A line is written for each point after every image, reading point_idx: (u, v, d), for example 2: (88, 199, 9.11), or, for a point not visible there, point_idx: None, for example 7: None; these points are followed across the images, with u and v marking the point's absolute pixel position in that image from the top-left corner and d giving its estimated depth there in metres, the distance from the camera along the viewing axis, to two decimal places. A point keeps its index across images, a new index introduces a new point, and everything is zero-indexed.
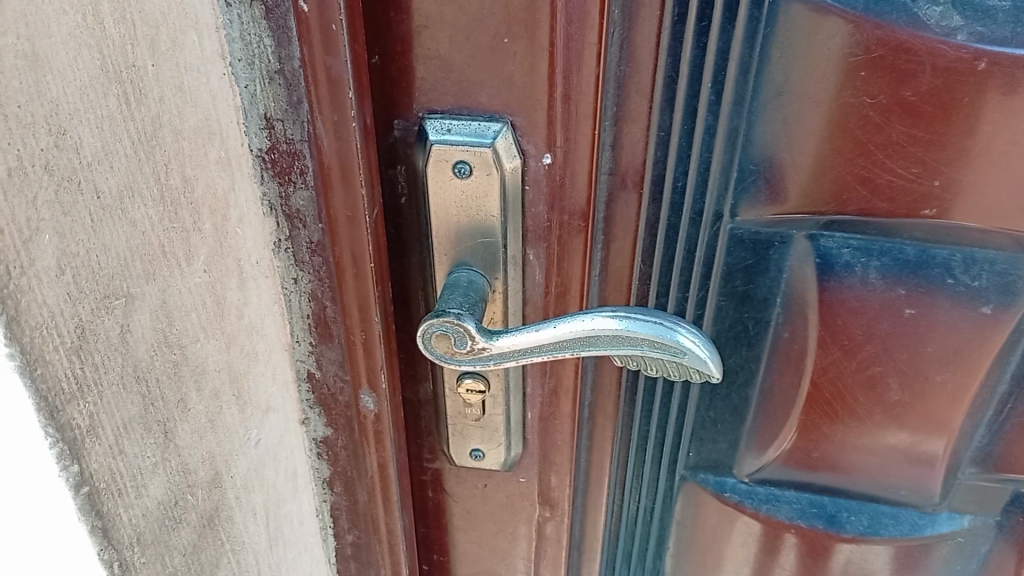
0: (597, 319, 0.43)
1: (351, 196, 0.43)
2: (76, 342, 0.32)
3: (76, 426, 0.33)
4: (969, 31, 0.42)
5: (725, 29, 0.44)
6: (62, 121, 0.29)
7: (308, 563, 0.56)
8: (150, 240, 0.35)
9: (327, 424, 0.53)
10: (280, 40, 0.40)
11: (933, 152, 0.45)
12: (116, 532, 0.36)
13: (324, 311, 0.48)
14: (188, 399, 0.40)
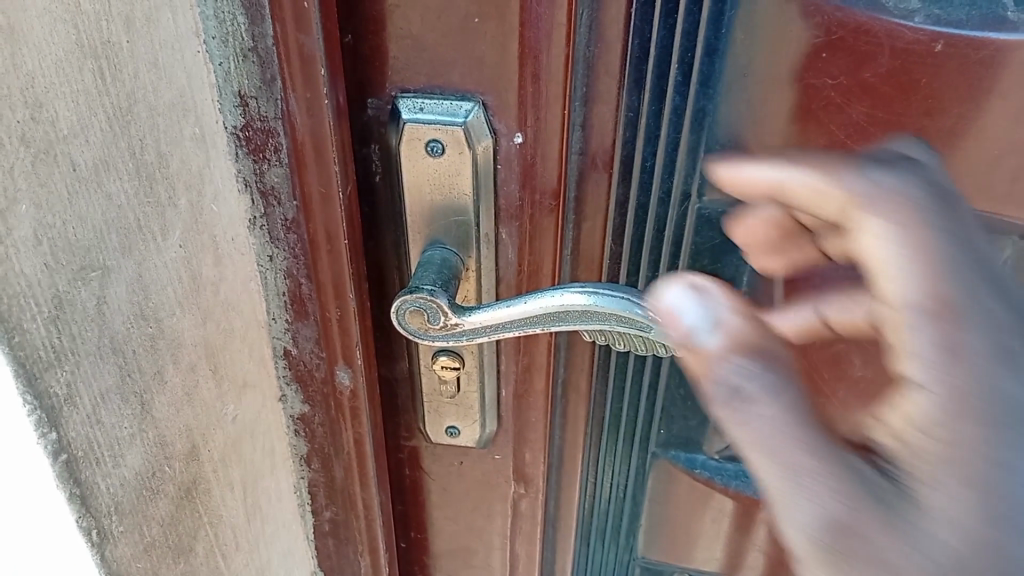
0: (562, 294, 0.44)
1: (324, 171, 0.43)
2: (52, 311, 0.32)
3: (53, 394, 0.33)
4: (926, 14, 0.43)
5: (691, 11, 0.44)
6: (38, 93, 0.30)
7: (286, 540, 0.57)
8: (126, 214, 0.36)
9: (304, 401, 0.54)
10: (254, 17, 0.40)
11: (893, 132, 0.46)
12: (95, 501, 0.37)
13: (299, 288, 0.49)
14: (164, 371, 0.41)
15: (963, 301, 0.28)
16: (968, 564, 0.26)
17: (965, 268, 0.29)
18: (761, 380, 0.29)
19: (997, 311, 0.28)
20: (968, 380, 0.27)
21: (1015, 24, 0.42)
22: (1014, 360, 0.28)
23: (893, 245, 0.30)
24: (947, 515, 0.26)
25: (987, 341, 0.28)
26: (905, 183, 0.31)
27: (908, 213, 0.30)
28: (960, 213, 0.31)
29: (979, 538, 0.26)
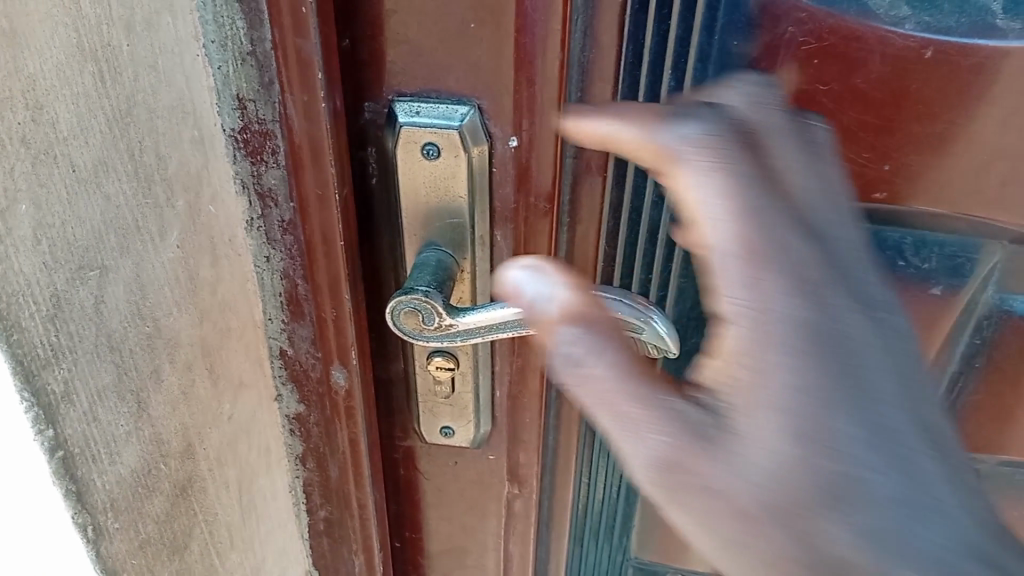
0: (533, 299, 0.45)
1: (321, 176, 0.44)
2: (52, 310, 0.33)
3: (51, 392, 0.34)
4: (916, 21, 0.43)
5: (684, 17, 0.44)
6: (39, 96, 0.31)
7: (281, 539, 0.57)
8: (125, 215, 0.37)
9: (299, 401, 0.54)
10: (252, 22, 0.41)
11: (883, 137, 0.47)
12: (90, 497, 0.37)
13: (296, 289, 0.49)
14: (160, 370, 0.41)
15: (758, 236, 0.29)
16: (792, 491, 0.27)
17: (773, 205, 0.29)
18: (589, 342, 0.30)
19: (798, 249, 0.29)
20: (768, 305, 0.28)
21: (1004, 31, 0.43)
22: (813, 288, 0.28)
23: (707, 180, 0.29)
24: (767, 446, 0.27)
25: (788, 274, 0.28)
26: (710, 130, 0.30)
27: (715, 145, 0.30)
28: (776, 141, 0.31)
29: (806, 466, 0.27)
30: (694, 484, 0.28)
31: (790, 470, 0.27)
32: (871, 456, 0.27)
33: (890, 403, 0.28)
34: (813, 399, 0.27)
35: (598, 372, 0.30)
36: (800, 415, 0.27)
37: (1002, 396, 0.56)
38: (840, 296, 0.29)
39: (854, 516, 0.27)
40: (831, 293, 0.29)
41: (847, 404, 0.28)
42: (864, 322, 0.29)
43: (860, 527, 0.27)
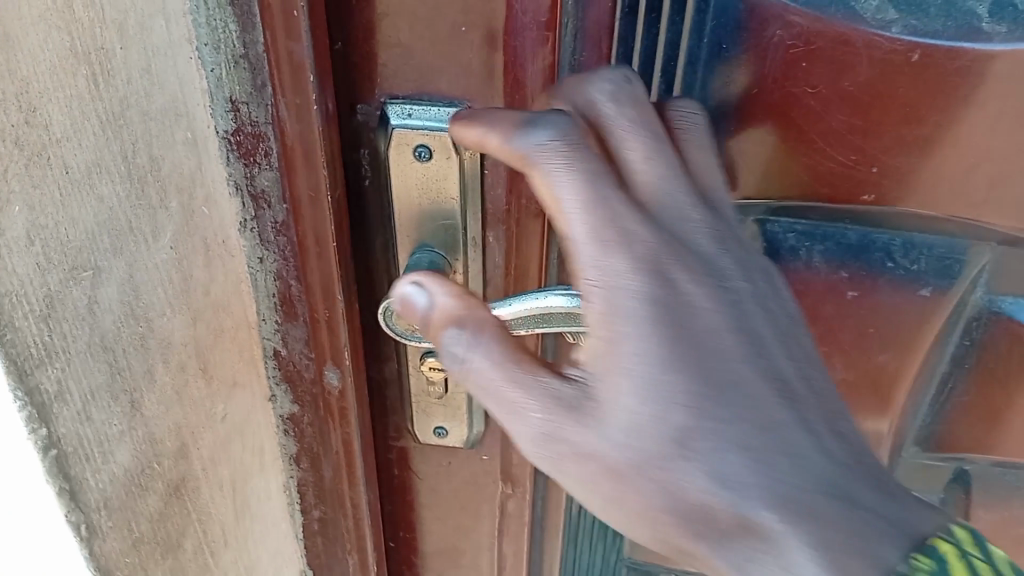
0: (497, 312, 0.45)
1: (313, 176, 0.44)
2: (45, 311, 0.33)
3: (44, 391, 0.34)
4: (904, 24, 0.44)
5: (674, 20, 0.45)
6: (32, 99, 0.31)
7: (275, 539, 0.58)
8: (118, 216, 0.37)
9: (293, 401, 0.55)
10: (244, 25, 0.41)
11: (871, 140, 0.47)
12: (84, 495, 0.38)
13: (289, 290, 0.49)
14: (154, 370, 0.41)
15: (608, 227, 0.36)
16: (653, 445, 0.35)
17: (620, 206, 0.36)
18: (479, 345, 0.37)
19: (643, 236, 0.36)
20: (618, 284, 0.36)
21: (989, 35, 0.43)
22: (655, 266, 0.36)
23: (567, 188, 0.36)
24: (623, 407, 0.35)
25: (635, 259, 0.36)
26: (562, 136, 0.36)
27: (572, 151, 0.36)
28: (622, 143, 0.38)
29: (658, 419, 0.35)
30: (569, 446, 0.37)
31: (643, 420, 0.35)
32: (717, 400, 0.35)
33: (733, 354, 0.36)
34: (659, 364, 0.35)
35: (483, 365, 0.37)
36: (649, 373, 0.35)
37: (992, 397, 0.56)
38: (680, 269, 0.37)
39: (702, 457, 0.35)
40: (672, 269, 0.36)
41: (685, 362, 0.35)
42: (706, 285, 0.37)
43: (710, 467, 0.35)
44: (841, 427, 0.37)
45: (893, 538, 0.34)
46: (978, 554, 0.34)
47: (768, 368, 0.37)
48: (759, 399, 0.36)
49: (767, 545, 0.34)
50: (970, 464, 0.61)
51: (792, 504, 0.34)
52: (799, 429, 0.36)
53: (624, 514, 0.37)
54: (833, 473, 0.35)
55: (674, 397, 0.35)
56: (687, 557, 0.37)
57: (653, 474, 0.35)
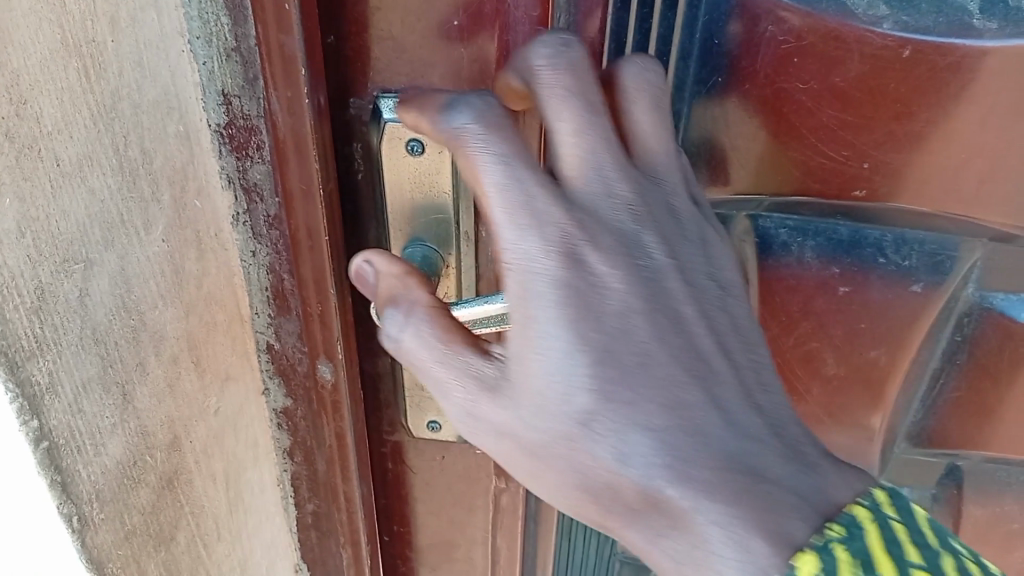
0: (457, 312, 0.45)
1: (305, 169, 0.45)
2: (35, 303, 0.33)
3: (35, 382, 0.34)
4: (895, 20, 0.44)
5: (665, 16, 0.46)
6: (22, 91, 0.31)
7: (269, 532, 0.58)
8: (109, 208, 0.37)
9: (287, 395, 0.55)
10: (236, 18, 0.41)
11: (862, 135, 0.48)
12: (75, 487, 0.38)
13: (282, 284, 0.49)
14: (146, 363, 0.42)
15: (524, 210, 0.38)
16: (559, 421, 0.38)
17: (536, 187, 0.38)
18: (410, 324, 0.41)
19: (556, 217, 0.38)
20: (532, 263, 0.38)
21: (980, 31, 0.43)
22: (567, 248, 0.38)
23: (488, 171, 0.38)
24: (535, 386, 0.38)
25: (548, 240, 0.38)
26: (483, 117, 0.38)
27: (492, 137, 0.38)
28: (555, 113, 0.38)
29: (564, 399, 0.38)
30: (493, 421, 0.40)
31: (551, 399, 0.38)
32: (625, 380, 0.38)
33: (644, 334, 0.38)
34: (569, 345, 0.38)
35: (411, 343, 0.41)
36: (556, 354, 0.38)
37: (984, 394, 0.56)
38: (596, 251, 0.38)
39: (604, 437, 0.37)
40: (585, 249, 0.38)
41: (590, 343, 0.38)
42: (622, 263, 0.39)
43: (614, 450, 0.37)
44: (758, 397, 0.40)
45: (806, 513, 0.35)
46: (891, 516, 0.36)
47: (684, 344, 0.39)
48: (670, 379, 0.38)
49: (670, 520, 0.37)
50: (962, 460, 0.61)
51: (696, 483, 0.36)
52: (709, 408, 0.38)
53: (547, 485, 0.40)
54: (745, 450, 0.37)
55: (579, 380, 0.37)
56: (608, 528, 0.40)
57: (565, 450, 0.38)
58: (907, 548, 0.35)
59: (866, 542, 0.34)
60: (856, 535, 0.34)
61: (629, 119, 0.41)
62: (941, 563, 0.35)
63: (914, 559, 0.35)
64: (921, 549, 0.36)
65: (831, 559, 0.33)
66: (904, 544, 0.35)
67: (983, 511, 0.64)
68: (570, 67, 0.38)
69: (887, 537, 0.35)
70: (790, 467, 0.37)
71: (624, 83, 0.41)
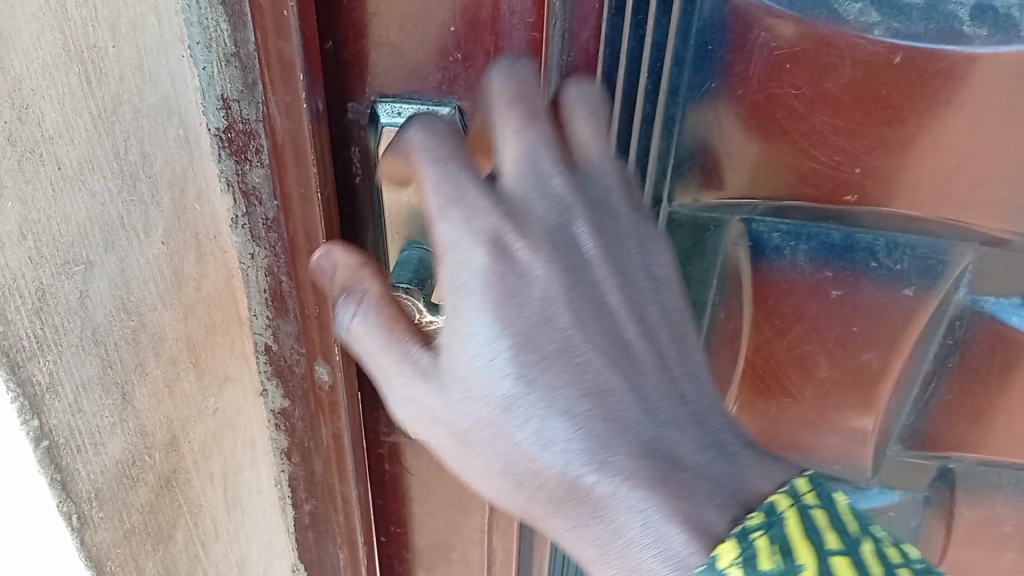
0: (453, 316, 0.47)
1: (303, 175, 0.45)
2: (36, 304, 0.34)
3: (36, 382, 0.35)
4: (886, 27, 0.44)
5: (660, 22, 0.45)
6: (24, 96, 0.32)
7: (266, 532, 0.59)
8: (109, 211, 0.38)
9: (285, 396, 0.55)
10: (236, 24, 0.41)
11: (854, 140, 0.48)
12: (75, 486, 0.38)
13: (280, 286, 0.50)
14: (145, 364, 0.42)
15: (457, 207, 0.38)
16: (482, 408, 0.38)
17: (467, 181, 0.38)
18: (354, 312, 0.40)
19: (484, 209, 0.38)
20: (460, 254, 0.38)
21: (970, 37, 0.44)
22: (494, 236, 0.38)
23: (425, 167, 0.39)
24: (461, 371, 0.38)
25: (476, 230, 0.38)
26: (429, 128, 0.39)
27: (436, 140, 0.39)
28: (500, 116, 0.39)
29: (490, 385, 0.38)
30: (420, 408, 0.40)
31: (479, 386, 0.38)
32: (546, 369, 0.38)
33: (566, 320, 0.39)
34: (493, 333, 0.38)
35: (360, 336, 0.40)
36: (482, 342, 0.38)
37: (976, 397, 0.57)
38: (521, 239, 0.38)
39: (529, 425, 0.38)
40: (511, 239, 0.38)
41: (514, 331, 0.38)
42: (549, 253, 0.39)
43: (537, 437, 0.38)
44: (678, 388, 0.40)
45: (725, 501, 0.36)
46: (812, 505, 0.36)
47: (605, 331, 0.39)
48: (588, 365, 0.38)
49: (591, 511, 0.37)
50: (954, 462, 0.62)
51: (613, 472, 0.37)
52: (631, 398, 0.38)
53: (471, 476, 0.40)
54: (662, 437, 0.38)
55: (505, 368, 0.38)
56: (530, 518, 0.40)
57: (490, 438, 0.38)
58: (830, 534, 0.35)
59: (783, 528, 0.34)
60: (773, 522, 0.35)
61: (569, 129, 0.42)
62: (866, 548, 0.35)
63: (838, 544, 0.34)
64: (846, 534, 0.35)
65: (748, 546, 0.34)
66: (825, 531, 0.35)
67: (974, 514, 0.65)
68: (517, 79, 0.39)
69: (807, 524, 0.35)
70: (707, 456, 0.38)
71: (567, 102, 0.42)
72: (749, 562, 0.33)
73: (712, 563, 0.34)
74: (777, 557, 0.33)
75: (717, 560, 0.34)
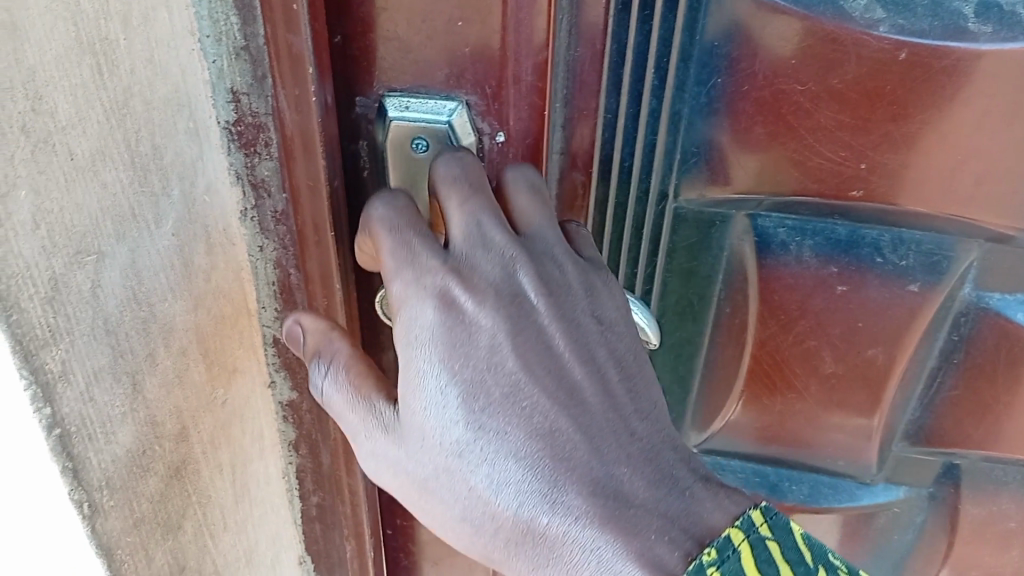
0: None
1: (313, 166, 0.45)
2: (49, 293, 0.34)
3: (48, 370, 0.35)
4: (891, 23, 0.45)
5: (666, 19, 0.46)
6: (38, 86, 0.32)
7: (274, 523, 0.59)
8: (121, 202, 0.38)
9: (292, 388, 0.56)
10: (246, 18, 0.42)
11: (859, 136, 0.48)
12: (87, 474, 0.39)
13: (288, 278, 0.51)
14: (155, 354, 0.42)
15: (409, 266, 0.42)
16: (438, 454, 0.41)
17: (420, 247, 0.42)
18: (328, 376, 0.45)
19: (435, 275, 0.42)
20: (413, 314, 0.42)
21: (975, 35, 0.44)
22: (443, 293, 0.41)
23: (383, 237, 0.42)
24: (417, 421, 0.42)
25: (426, 292, 0.41)
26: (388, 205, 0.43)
27: (391, 213, 0.42)
28: (446, 193, 0.42)
29: (442, 432, 0.41)
30: (388, 459, 0.43)
31: (436, 435, 0.41)
32: (494, 412, 0.41)
33: (513, 364, 0.41)
34: (445, 380, 0.41)
35: (333, 398, 0.45)
36: (437, 392, 0.41)
37: (981, 393, 0.57)
38: (468, 293, 0.41)
39: (482, 470, 0.41)
40: (458, 295, 0.41)
41: (464, 378, 0.41)
42: (498, 304, 0.42)
43: (490, 481, 0.40)
44: (627, 426, 0.42)
45: (677, 539, 0.39)
46: (766, 536, 0.40)
47: (553, 373, 0.42)
48: (537, 407, 0.41)
49: (549, 552, 0.40)
50: (960, 458, 0.62)
51: (564, 512, 0.40)
52: (581, 437, 0.41)
53: (440, 525, 0.43)
54: (614, 474, 0.40)
55: (457, 416, 0.41)
56: (495, 565, 0.43)
57: (449, 487, 0.42)
58: (783, 566, 0.39)
59: (737, 562, 0.38)
60: (728, 556, 0.38)
61: (512, 205, 0.44)
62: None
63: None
64: (796, 563, 0.39)
65: None
66: (779, 563, 0.39)
67: (979, 511, 0.65)
68: (460, 164, 0.42)
69: (761, 557, 0.39)
70: (663, 492, 0.40)
71: (506, 183, 0.44)
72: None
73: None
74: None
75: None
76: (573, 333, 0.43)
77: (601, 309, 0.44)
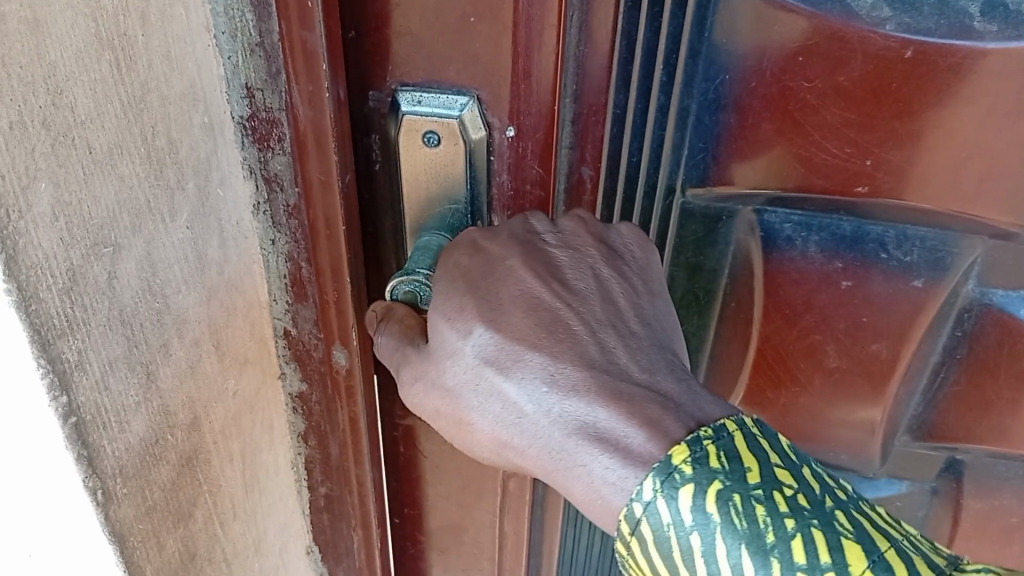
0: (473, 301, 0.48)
1: (325, 161, 0.46)
2: (67, 283, 0.35)
3: (65, 360, 0.36)
4: (897, 22, 0.45)
5: (676, 15, 0.47)
6: (59, 82, 0.33)
7: (283, 514, 0.60)
8: (137, 195, 0.39)
9: (302, 379, 0.57)
10: (260, 15, 0.43)
11: (865, 133, 0.49)
12: (100, 462, 0.39)
13: (300, 271, 0.51)
14: (169, 345, 0.43)
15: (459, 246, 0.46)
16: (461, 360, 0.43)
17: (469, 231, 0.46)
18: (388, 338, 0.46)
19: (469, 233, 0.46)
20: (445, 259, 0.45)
21: (981, 33, 0.45)
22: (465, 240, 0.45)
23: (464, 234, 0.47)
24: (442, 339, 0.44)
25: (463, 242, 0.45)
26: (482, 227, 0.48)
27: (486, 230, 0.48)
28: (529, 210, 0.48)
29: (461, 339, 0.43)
30: (427, 395, 0.45)
31: (453, 338, 0.43)
32: (505, 308, 0.43)
33: (527, 281, 0.44)
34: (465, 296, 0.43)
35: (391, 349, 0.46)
36: (454, 298, 0.43)
37: (983, 387, 0.58)
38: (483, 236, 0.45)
39: (490, 353, 0.43)
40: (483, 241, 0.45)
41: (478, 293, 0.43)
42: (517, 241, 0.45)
43: (498, 371, 0.42)
44: (626, 324, 0.44)
45: (682, 418, 0.40)
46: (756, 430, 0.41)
47: (561, 286, 0.44)
48: (543, 304, 0.43)
49: (550, 425, 0.42)
50: (963, 453, 0.63)
51: (565, 385, 0.42)
52: (582, 328, 0.43)
53: (465, 423, 0.45)
54: (609, 354, 0.42)
55: (472, 315, 0.43)
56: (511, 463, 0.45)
57: (468, 389, 0.44)
58: (772, 451, 0.40)
59: (732, 440, 0.39)
60: (724, 435, 0.39)
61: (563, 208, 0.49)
62: (800, 469, 0.40)
63: (777, 460, 0.40)
64: (781, 452, 0.41)
65: (699, 449, 0.39)
66: (768, 450, 0.40)
67: (982, 505, 0.66)
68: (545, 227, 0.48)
69: (753, 442, 0.40)
70: (658, 376, 0.42)
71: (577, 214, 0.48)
72: (698, 461, 0.38)
73: (667, 459, 0.38)
74: (724, 460, 0.39)
75: (670, 458, 0.38)
76: (586, 259, 0.46)
77: (611, 237, 0.47)
